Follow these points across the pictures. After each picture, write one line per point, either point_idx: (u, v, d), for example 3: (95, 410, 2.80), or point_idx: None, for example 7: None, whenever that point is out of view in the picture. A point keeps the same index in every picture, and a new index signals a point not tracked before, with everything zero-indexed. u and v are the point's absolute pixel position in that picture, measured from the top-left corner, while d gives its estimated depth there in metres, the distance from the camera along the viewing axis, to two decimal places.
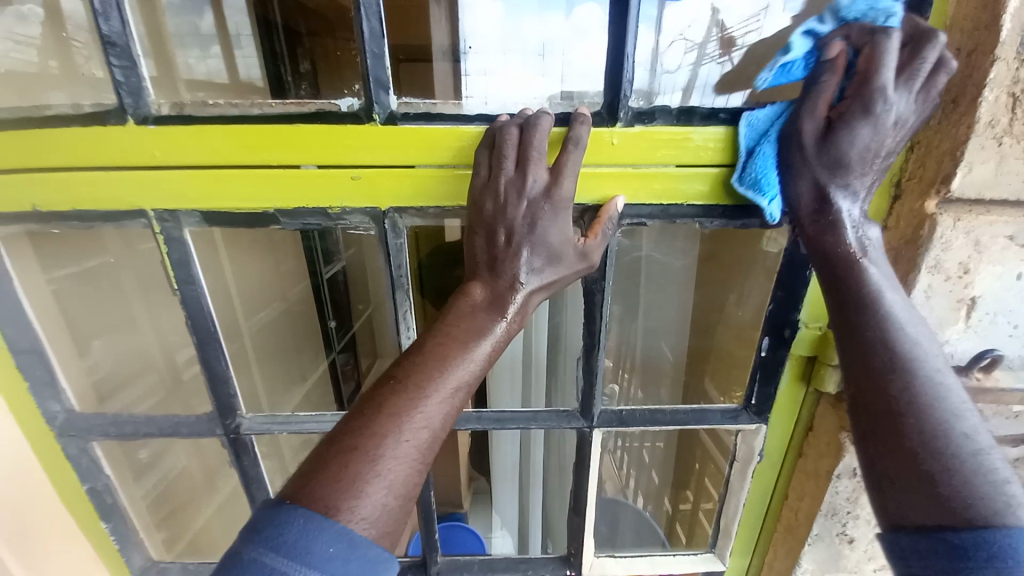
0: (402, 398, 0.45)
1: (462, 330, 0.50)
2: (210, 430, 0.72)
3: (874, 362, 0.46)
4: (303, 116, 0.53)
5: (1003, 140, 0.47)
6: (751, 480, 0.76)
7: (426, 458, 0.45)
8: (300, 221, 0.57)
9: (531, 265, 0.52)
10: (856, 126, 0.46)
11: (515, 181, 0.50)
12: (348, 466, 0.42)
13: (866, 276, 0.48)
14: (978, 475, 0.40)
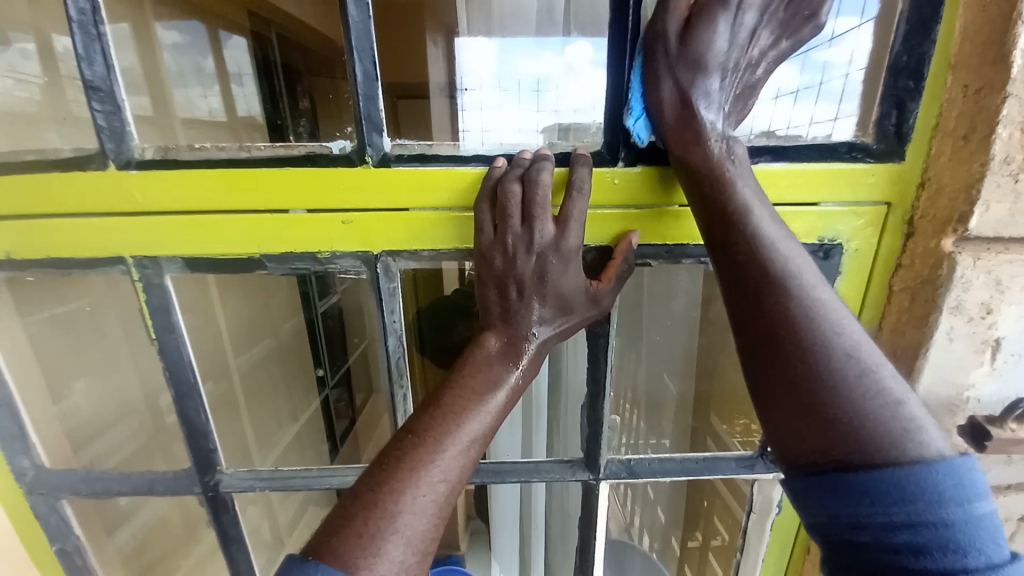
0: (421, 451, 0.42)
1: (477, 379, 0.47)
2: (187, 487, 0.67)
3: (779, 306, 0.40)
4: (293, 159, 0.51)
5: (1019, 177, 0.45)
6: (769, 532, 0.71)
7: (445, 513, 0.42)
8: (288, 266, 0.55)
9: (542, 315, 0.50)
10: (716, 22, 0.43)
11: (522, 235, 0.48)
12: (369, 520, 0.39)
13: (750, 220, 0.42)
14: (883, 418, 0.35)
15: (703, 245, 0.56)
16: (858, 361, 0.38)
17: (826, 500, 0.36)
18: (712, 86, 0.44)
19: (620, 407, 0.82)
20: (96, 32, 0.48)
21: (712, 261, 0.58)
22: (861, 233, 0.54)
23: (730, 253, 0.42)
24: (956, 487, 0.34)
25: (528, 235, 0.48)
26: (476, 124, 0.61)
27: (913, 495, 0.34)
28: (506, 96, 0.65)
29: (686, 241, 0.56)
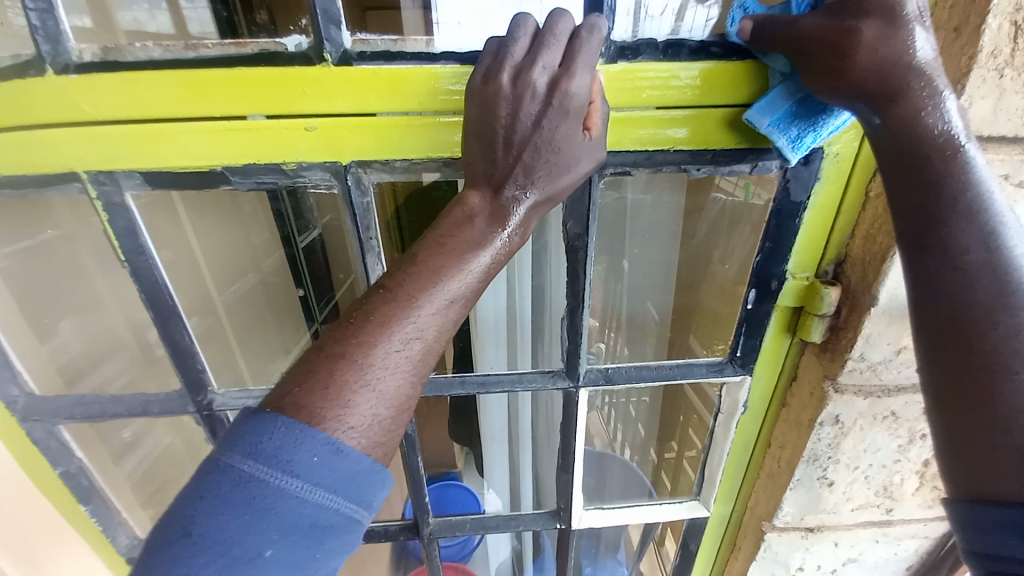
0: (393, 307, 0.43)
1: (458, 240, 0.46)
2: (182, 406, 0.69)
3: (975, 295, 0.42)
4: (245, 58, 0.47)
5: (1004, 72, 0.44)
6: (735, 431, 0.77)
7: (420, 371, 0.44)
8: (254, 179, 0.52)
9: (536, 176, 0.47)
10: None
11: (525, 71, 0.44)
12: (337, 373, 0.41)
13: (971, 178, 0.42)
14: None
15: (682, 150, 0.55)
16: None
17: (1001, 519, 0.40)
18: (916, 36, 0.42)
19: (606, 335, 0.83)
20: None
21: (693, 168, 0.57)
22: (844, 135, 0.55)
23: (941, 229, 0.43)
24: None
25: (534, 71, 0.44)
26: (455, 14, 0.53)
27: None
28: None
29: (665, 146, 0.54)
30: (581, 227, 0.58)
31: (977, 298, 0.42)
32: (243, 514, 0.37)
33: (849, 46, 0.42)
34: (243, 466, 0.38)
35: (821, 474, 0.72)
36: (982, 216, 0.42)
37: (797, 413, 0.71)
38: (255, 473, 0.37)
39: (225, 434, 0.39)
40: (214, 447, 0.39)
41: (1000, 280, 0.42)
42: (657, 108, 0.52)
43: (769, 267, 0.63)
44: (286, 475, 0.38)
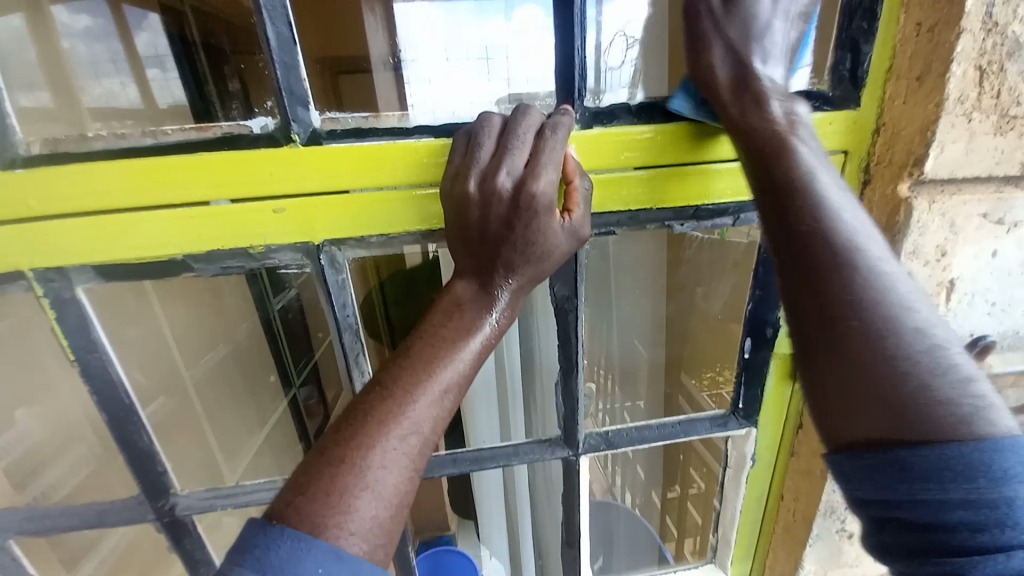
0: (389, 401, 0.40)
1: (450, 327, 0.44)
2: (140, 515, 0.62)
3: (826, 289, 0.38)
4: (208, 144, 0.45)
5: (971, 116, 0.45)
6: (745, 486, 0.73)
7: (420, 466, 0.40)
8: (219, 265, 0.49)
9: (518, 262, 0.45)
10: (716, 38, 0.44)
11: (489, 176, 0.43)
12: (337, 478, 0.36)
13: (797, 169, 0.41)
14: (935, 410, 0.33)
15: (665, 207, 0.54)
16: (902, 354, 0.35)
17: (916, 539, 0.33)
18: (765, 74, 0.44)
19: (595, 373, 0.80)
20: None
21: (676, 224, 0.56)
22: None
23: (812, 280, 0.38)
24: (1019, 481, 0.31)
25: (497, 178, 0.42)
26: (426, 97, 0.58)
27: (983, 488, 0.31)
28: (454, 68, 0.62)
29: (648, 205, 0.54)
30: (569, 289, 0.56)
31: (829, 304, 0.38)
32: None
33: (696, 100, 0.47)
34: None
35: (839, 526, 0.68)
36: (816, 209, 0.40)
37: (806, 462, 0.68)
38: None
39: (230, 548, 0.34)
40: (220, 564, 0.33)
41: (842, 271, 0.38)
42: (636, 168, 0.52)
43: (762, 315, 0.61)
44: None
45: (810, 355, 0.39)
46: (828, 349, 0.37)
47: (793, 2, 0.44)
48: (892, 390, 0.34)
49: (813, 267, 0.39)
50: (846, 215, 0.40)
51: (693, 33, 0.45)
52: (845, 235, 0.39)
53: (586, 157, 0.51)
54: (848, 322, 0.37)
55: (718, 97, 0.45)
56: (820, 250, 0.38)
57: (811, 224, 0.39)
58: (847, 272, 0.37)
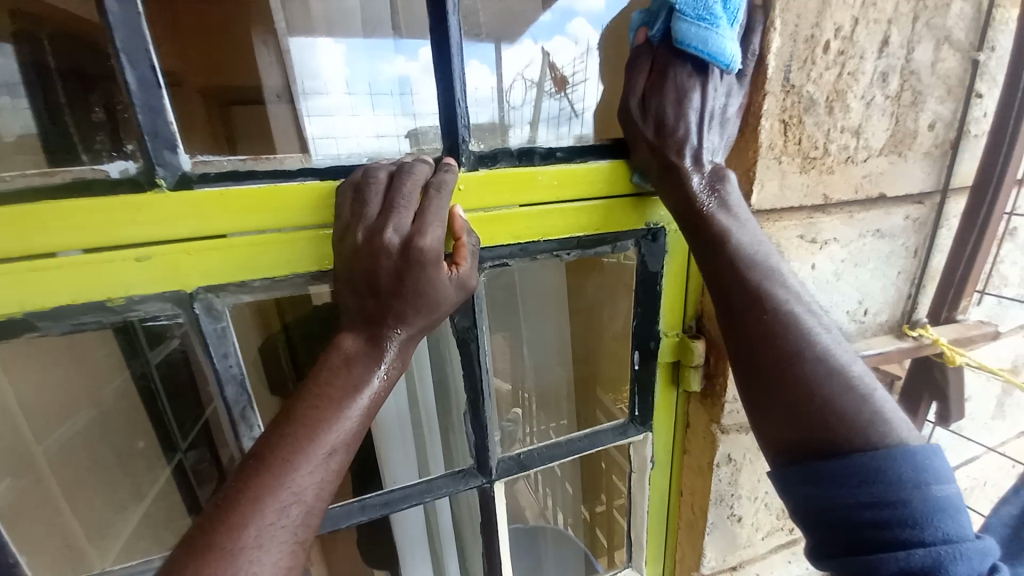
0: (267, 475, 0.38)
1: (336, 386, 0.43)
2: None
3: (761, 336, 0.48)
4: (52, 189, 0.41)
5: (781, 159, 0.56)
6: (649, 487, 0.78)
7: (302, 537, 0.38)
8: (69, 322, 0.44)
9: (404, 316, 0.46)
10: (669, 98, 0.50)
11: (378, 231, 0.44)
12: (203, 568, 0.34)
13: (723, 231, 0.50)
14: (851, 416, 0.44)
15: (552, 239, 0.59)
16: (825, 378, 0.45)
17: (845, 535, 0.42)
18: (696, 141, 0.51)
19: (519, 398, 0.82)
20: None
21: (564, 253, 0.61)
22: None
23: (749, 316, 0.49)
24: (913, 470, 0.41)
25: (386, 233, 0.44)
26: (326, 130, 0.59)
27: (886, 485, 0.41)
28: (360, 101, 0.64)
29: (536, 237, 0.58)
30: (468, 320, 0.58)
31: (766, 348, 0.48)
32: None
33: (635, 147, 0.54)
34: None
35: (729, 512, 0.76)
36: (745, 268, 0.50)
37: (698, 458, 0.75)
38: None
39: None
40: None
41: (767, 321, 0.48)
42: (520, 206, 0.56)
43: (646, 331, 0.68)
44: None
45: (754, 375, 0.49)
46: (764, 372, 0.48)
47: (715, 94, 0.51)
48: (818, 409, 0.45)
49: (749, 318, 0.49)
50: (770, 265, 0.51)
51: (660, 81, 0.50)
52: (771, 281, 0.49)
53: (471, 199, 0.53)
54: (778, 351, 0.47)
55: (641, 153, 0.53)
56: (752, 292, 0.49)
57: (736, 269, 0.50)
58: (776, 310, 0.48)
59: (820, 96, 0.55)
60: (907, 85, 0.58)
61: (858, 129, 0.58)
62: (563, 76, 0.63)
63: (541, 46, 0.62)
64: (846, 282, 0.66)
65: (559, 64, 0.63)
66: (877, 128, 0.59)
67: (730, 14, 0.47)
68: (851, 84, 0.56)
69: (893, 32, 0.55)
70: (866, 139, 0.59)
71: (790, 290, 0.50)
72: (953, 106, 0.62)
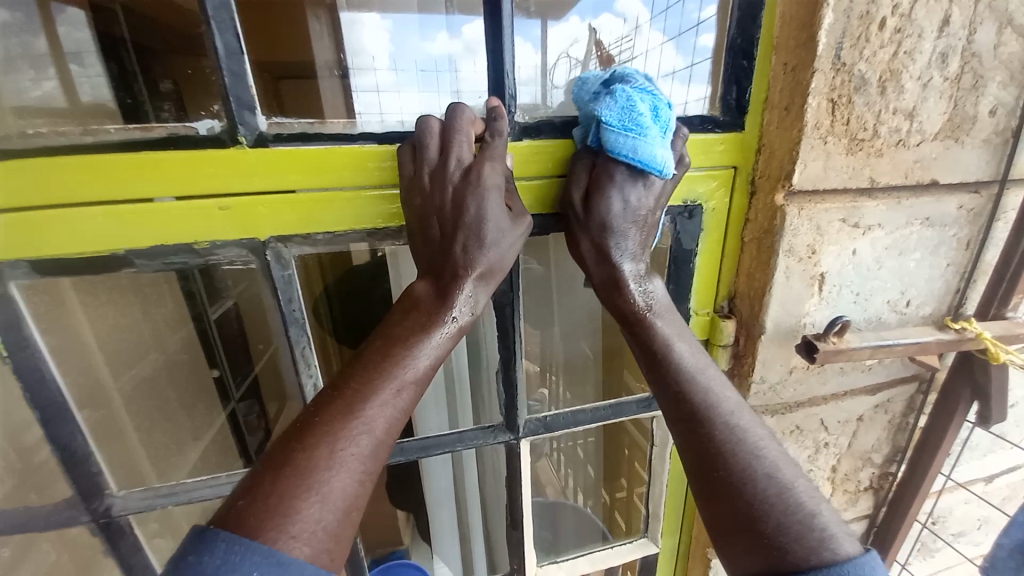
0: (343, 404, 0.43)
1: (407, 329, 0.48)
2: (71, 519, 0.62)
3: (702, 439, 0.49)
4: (152, 142, 0.47)
5: (827, 138, 0.56)
6: (670, 461, 0.81)
7: (369, 467, 0.42)
8: (161, 260, 0.51)
9: (478, 272, 0.50)
10: (609, 197, 0.54)
11: (440, 169, 0.49)
12: (280, 482, 0.39)
13: (656, 329, 0.55)
14: (797, 526, 0.44)
15: None
16: (768, 486, 0.46)
17: None
18: (624, 240, 0.56)
19: (546, 379, 0.88)
20: None
21: None
22: (716, 193, 0.63)
23: (690, 419, 0.51)
24: None
25: (448, 170, 0.49)
26: (373, 105, 0.63)
27: None
28: (402, 76, 0.66)
29: None
30: (506, 284, 0.62)
31: (707, 453, 0.49)
32: None
33: (575, 237, 0.58)
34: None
35: None
36: (680, 370, 0.53)
37: None
38: None
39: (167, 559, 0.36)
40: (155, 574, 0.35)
41: (705, 424, 0.50)
42: (560, 175, 0.59)
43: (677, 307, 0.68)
44: None
45: (703, 495, 0.49)
46: (710, 489, 0.49)
47: (642, 197, 0.54)
48: (760, 518, 0.45)
49: (689, 418, 0.51)
50: (709, 380, 0.52)
51: (592, 186, 0.55)
52: (705, 397, 0.51)
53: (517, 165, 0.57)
54: (718, 455, 0.48)
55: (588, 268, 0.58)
56: (690, 413, 0.51)
57: (678, 388, 0.52)
58: (716, 426, 0.49)
59: (871, 76, 0.54)
60: (969, 67, 0.56)
61: (912, 111, 0.57)
62: (609, 55, 0.62)
63: (587, 23, 0.61)
64: (889, 270, 0.65)
65: (605, 42, 0.62)
66: (933, 111, 0.57)
67: (661, 122, 0.51)
68: (907, 64, 0.55)
69: (955, 11, 0.53)
70: (919, 122, 0.57)
71: (730, 399, 0.52)
72: (1019, 91, 0.59)
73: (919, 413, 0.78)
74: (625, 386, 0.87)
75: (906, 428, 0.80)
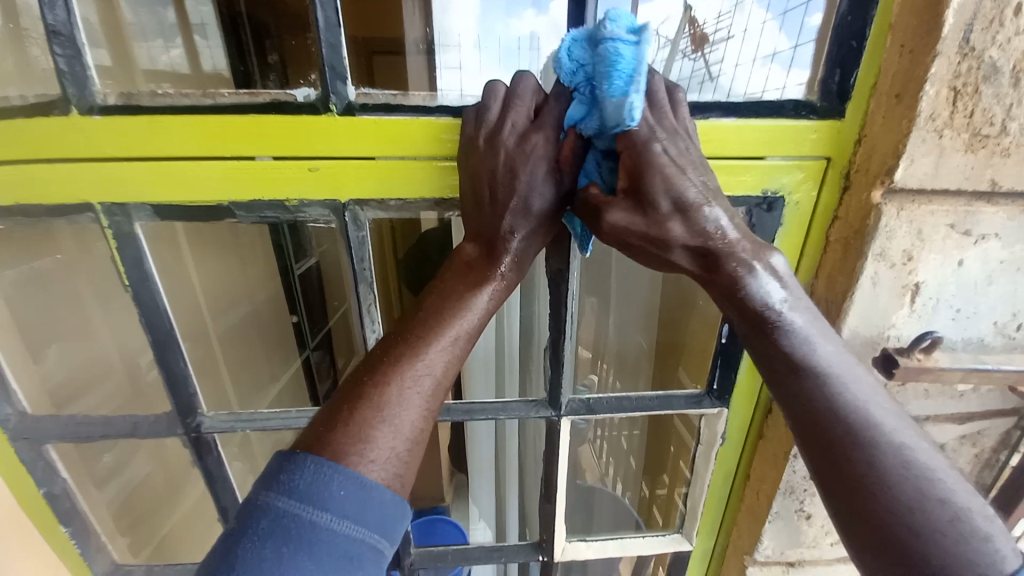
0: (404, 349, 0.45)
1: (459, 285, 0.50)
2: (169, 431, 0.71)
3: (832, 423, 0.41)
4: (258, 106, 0.52)
5: (943, 133, 0.50)
6: (715, 462, 0.78)
7: (433, 406, 0.45)
8: (258, 214, 0.56)
9: (528, 230, 0.51)
10: (664, 175, 0.45)
11: (498, 133, 0.50)
12: (356, 414, 0.42)
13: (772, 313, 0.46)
14: (950, 526, 0.37)
15: None
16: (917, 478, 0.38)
17: None
18: (715, 215, 0.47)
19: (597, 366, 0.89)
20: None
21: None
22: (802, 185, 0.58)
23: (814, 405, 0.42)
24: None
25: (504, 135, 0.49)
26: (452, 82, 0.64)
27: None
28: (484, 53, 0.68)
29: None
30: (563, 263, 0.62)
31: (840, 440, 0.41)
32: (283, 548, 0.36)
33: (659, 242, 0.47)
34: (279, 502, 0.37)
35: (798, 507, 0.73)
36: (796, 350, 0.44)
37: (773, 446, 0.72)
38: (289, 509, 0.37)
39: (258, 479, 0.39)
40: (249, 489, 0.39)
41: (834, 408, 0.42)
42: None
43: None
44: (317, 509, 0.37)
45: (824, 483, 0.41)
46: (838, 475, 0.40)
47: (680, 147, 0.47)
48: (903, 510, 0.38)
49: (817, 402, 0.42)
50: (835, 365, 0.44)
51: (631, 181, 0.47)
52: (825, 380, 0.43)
53: None
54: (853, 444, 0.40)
55: (668, 254, 0.48)
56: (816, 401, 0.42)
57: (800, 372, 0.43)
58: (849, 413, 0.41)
59: (1006, 63, 0.47)
60: None
61: None
62: (703, 34, 0.58)
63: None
64: (1001, 288, 0.57)
65: (701, 19, 0.57)
66: None
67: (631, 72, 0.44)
68: None
69: None
70: None
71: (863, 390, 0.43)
72: None
73: (1013, 451, 0.69)
74: (676, 380, 0.83)
75: (995, 465, 0.71)
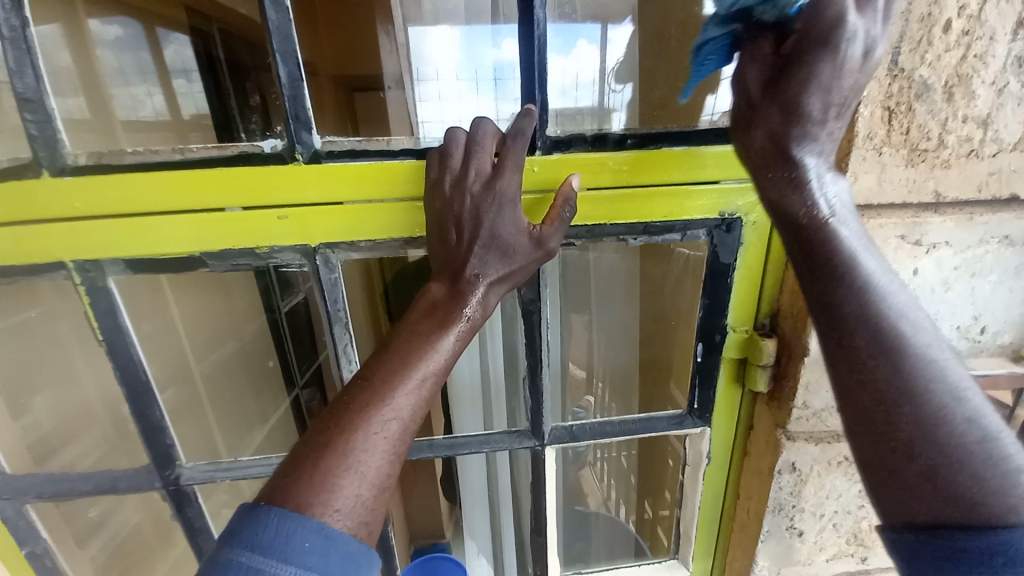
0: (370, 394, 0.46)
1: (426, 326, 0.50)
2: (147, 483, 0.70)
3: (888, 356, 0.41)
4: (226, 159, 0.53)
5: (882, 149, 0.52)
6: (703, 482, 0.78)
7: (400, 450, 0.45)
8: (230, 262, 0.57)
9: (491, 267, 0.52)
10: (817, 69, 0.41)
11: (461, 179, 0.52)
12: (322, 460, 0.42)
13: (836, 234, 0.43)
14: (990, 469, 0.38)
15: (620, 223, 0.61)
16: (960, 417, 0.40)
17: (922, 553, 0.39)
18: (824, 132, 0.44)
19: (593, 386, 0.92)
20: (25, 45, 0.49)
21: (630, 238, 0.63)
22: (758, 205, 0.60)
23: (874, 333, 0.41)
24: None
25: (467, 179, 0.52)
26: (432, 114, 0.68)
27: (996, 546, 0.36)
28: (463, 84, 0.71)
29: (605, 221, 0.61)
30: (534, 293, 0.63)
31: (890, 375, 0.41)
32: None
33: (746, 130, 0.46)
34: (242, 557, 0.37)
35: (788, 525, 0.72)
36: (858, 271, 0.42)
37: (757, 462, 0.72)
38: (252, 564, 0.37)
39: (223, 532, 0.39)
40: (212, 546, 0.39)
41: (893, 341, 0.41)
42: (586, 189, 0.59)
43: (712, 323, 0.67)
44: (280, 564, 0.37)
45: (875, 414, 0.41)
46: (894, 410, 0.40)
47: (857, 52, 0.42)
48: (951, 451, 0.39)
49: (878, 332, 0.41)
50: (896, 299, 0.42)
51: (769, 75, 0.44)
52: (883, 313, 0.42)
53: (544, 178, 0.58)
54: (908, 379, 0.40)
55: (764, 157, 0.46)
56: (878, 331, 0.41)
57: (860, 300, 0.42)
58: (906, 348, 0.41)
59: (936, 81, 0.50)
60: None
61: (987, 119, 0.52)
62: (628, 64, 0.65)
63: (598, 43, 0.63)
64: (958, 293, 0.59)
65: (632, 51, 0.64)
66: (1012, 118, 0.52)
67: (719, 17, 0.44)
68: (978, 69, 0.50)
69: None
70: (995, 130, 0.52)
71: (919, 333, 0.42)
72: None
73: None
74: (670, 398, 0.81)
75: None
